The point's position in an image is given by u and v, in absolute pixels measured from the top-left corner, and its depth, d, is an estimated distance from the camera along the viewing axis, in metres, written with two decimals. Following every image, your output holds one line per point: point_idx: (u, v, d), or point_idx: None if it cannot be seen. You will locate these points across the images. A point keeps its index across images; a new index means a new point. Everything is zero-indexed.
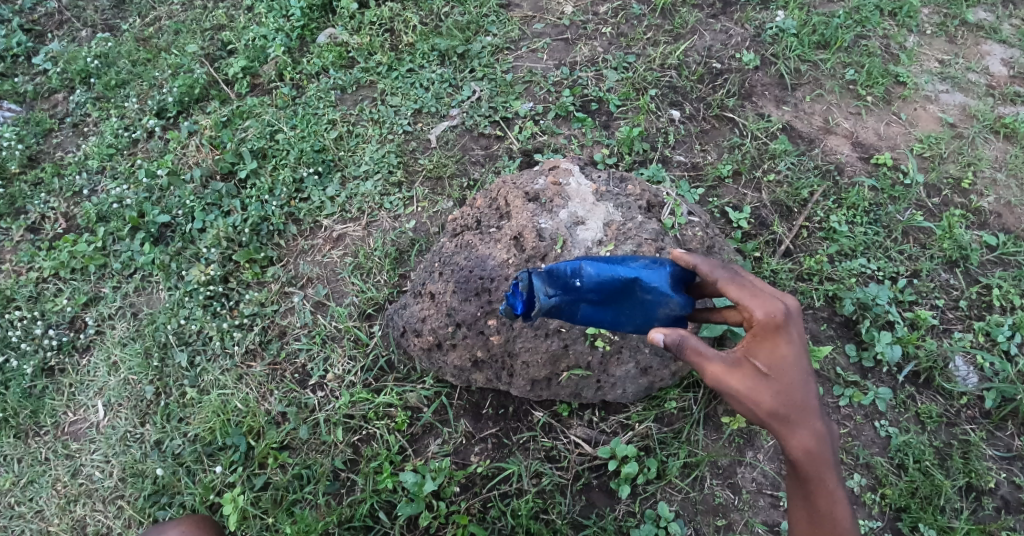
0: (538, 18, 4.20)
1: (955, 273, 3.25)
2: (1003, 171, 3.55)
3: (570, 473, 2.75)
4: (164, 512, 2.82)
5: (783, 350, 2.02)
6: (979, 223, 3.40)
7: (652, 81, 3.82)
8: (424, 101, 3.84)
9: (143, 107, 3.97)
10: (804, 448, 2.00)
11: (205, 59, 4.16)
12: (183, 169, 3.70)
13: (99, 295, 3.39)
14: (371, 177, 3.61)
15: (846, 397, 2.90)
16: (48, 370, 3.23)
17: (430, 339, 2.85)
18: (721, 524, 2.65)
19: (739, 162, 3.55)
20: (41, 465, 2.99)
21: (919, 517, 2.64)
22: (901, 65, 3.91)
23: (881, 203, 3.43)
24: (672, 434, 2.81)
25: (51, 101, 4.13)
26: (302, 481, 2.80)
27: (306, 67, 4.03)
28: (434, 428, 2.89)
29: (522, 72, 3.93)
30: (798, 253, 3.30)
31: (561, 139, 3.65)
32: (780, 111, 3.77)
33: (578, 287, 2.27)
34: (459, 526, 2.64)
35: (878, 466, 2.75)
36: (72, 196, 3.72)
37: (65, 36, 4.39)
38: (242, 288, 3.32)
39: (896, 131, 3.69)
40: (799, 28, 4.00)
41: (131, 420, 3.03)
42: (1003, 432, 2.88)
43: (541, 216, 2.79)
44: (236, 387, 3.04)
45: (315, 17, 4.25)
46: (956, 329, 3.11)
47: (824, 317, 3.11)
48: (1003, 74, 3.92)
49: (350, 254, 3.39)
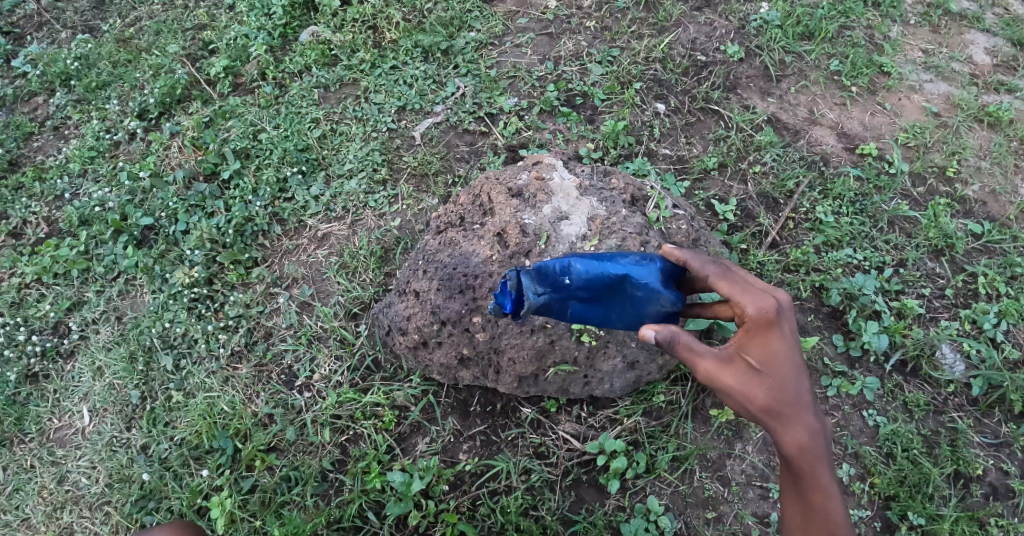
0: (522, 13, 4.17)
1: (941, 261, 3.26)
2: (987, 160, 3.56)
3: (560, 468, 2.75)
4: (150, 517, 2.79)
5: (775, 345, 2.02)
6: (964, 212, 3.41)
7: (636, 75, 3.81)
8: (408, 98, 3.82)
9: (124, 109, 3.93)
10: (798, 443, 2.00)
11: (187, 59, 4.11)
12: (165, 170, 3.67)
13: (82, 300, 3.36)
14: (355, 176, 3.59)
15: (834, 387, 2.90)
16: (32, 376, 3.19)
17: (415, 337, 2.84)
18: (711, 516, 2.65)
19: (724, 154, 3.55)
20: (26, 473, 2.95)
21: (908, 506, 2.65)
22: (885, 56, 3.91)
23: (868, 193, 3.42)
24: (661, 427, 2.80)
25: (31, 104, 4.08)
26: (290, 483, 2.78)
27: (288, 66, 3.98)
28: (422, 427, 2.87)
29: (506, 68, 3.91)
30: (784, 244, 3.30)
31: (546, 134, 3.64)
32: (765, 103, 3.77)
33: (568, 285, 2.28)
34: (449, 525, 2.63)
35: (867, 456, 2.76)
36: (53, 200, 3.67)
37: (44, 38, 4.34)
38: (227, 289, 3.29)
39: (881, 122, 3.70)
40: (784, 19, 3.99)
41: (117, 425, 3.01)
42: (991, 419, 2.89)
43: (525, 213, 2.79)
44: (222, 389, 3.02)
45: (297, 15, 4.20)
46: (942, 317, 3.12)
47: (811, 308, 3.11)
48: (987, 62, 3.93)
49: (336, 253, 3.38)
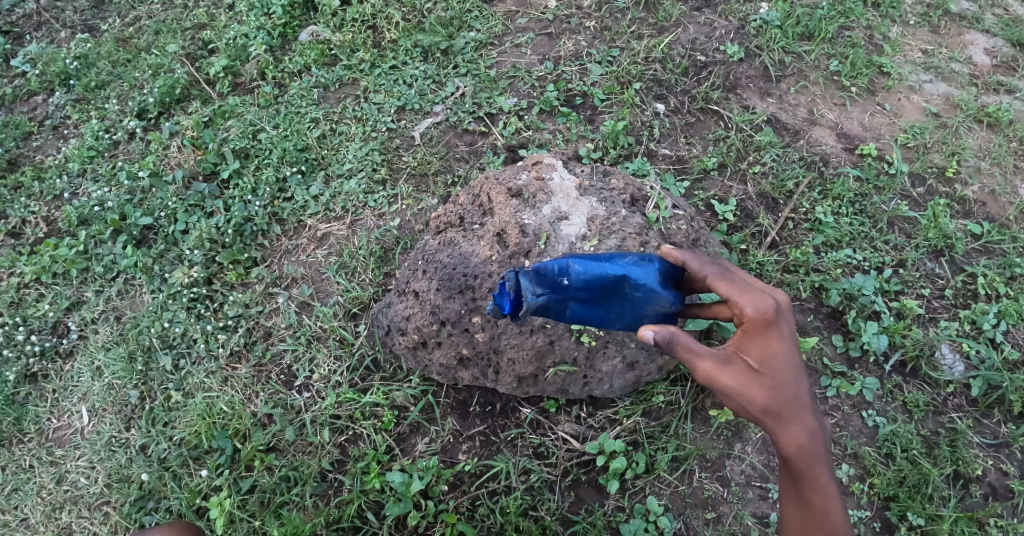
0: (522, 13, 4.16)
1: (940, 261, 3.26)
2: (986, 160, 3.56)
3: (559, 469, 2.74)
4: (149, 517, 2.79)
5: (774, 345, 2.02)
6: (963, 212, 3.42)
7: (636, 75, 3.81)
8: (408, 98, 3.81)
9: (123, 109, 3.93)
10: (797, 443, 2.00)
11: (186, 58, 4.10)
12: (165, 170, 3.67)
13: (81, 300, 3.35)
14: (355, 175, 3.59)
15: (833, 387, 2.90)
16: (31, 376, 3.19)
17: (415, 337, 2.84)
18: (710, 516, 2.65)
19: (724, 154, 3.55)
20: (25, 473, 2.95)
21: (907, 506, 2.65)
22: (885, 56, 3.91)
23: (867, 193, 3.42)
24: (661, 427, 2.80)
25: (30, 104, 4.08)
26: (289, 483, 2.78)
27: (287, 66, 3.98)
28: (422, 427, 2.87)
29: (506, 68, 3.91)
30: (784, 244, 3.30)
31: (546, 133, 3.63)
32: (765, 103, 3.77)
33: (567, 286, 2.26)
34: (448, 526, 2.63)
35: (867, 456, 2.76)
36: (52, 199, 3.67)
37: (44, 37, 4.34)
38: (226, 289, 3.29)
39: (881, 122, 3.70)
40: (783, 19, 3.99)
41: (116, 425, 3.00)
42: (990, 419, 2.89)
43: (525, 213, 2.79)
44: (222, 389, 3.02)
45: (296, 15, 4.20)
46: (942, 317, 3.12)
47: (810, 308, 3.11)
48: (987, 63, 3.93)
49: (335, 253, 3.38)
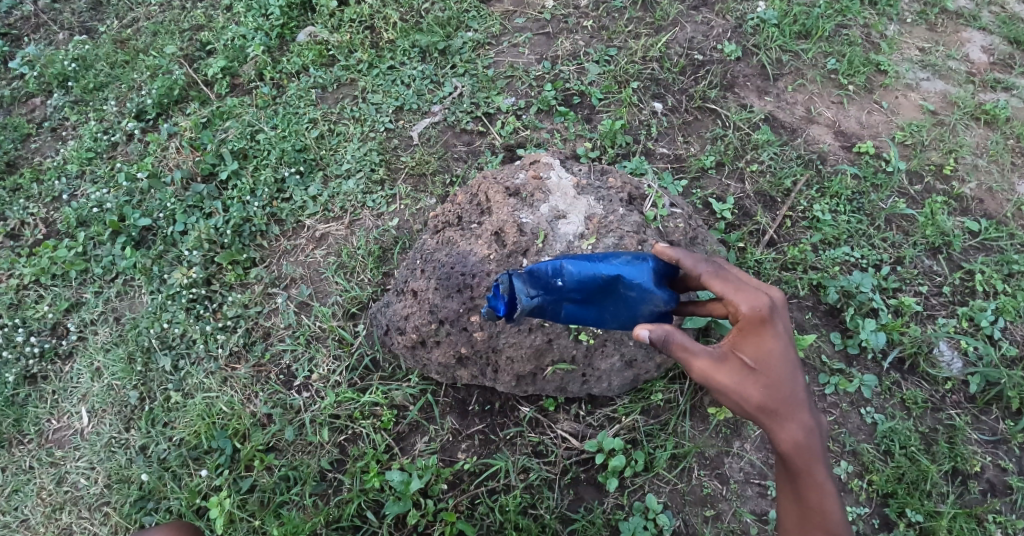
0: (519, 12, 4.17)
1: (938, 259, 3.27)
2: (984, 157, 3.57)
3: (558, 467, 2.75)
4: (150, 518, 2.79)
5: (769, 343, 2.03)
6: (961, 209, 3.42)
7: (634, 73, 3.81)
8: (405, 98, 3.82)
9: (121, 110, 3.94)
10: (793, 441, 2.00)
11: (184, 59, 4.11)
12: (163, 171, 3.68)
13: (80, 301, 3.36)
14: (353, 176, 3.59)
15: (831, 385, 2.91)
16: (30, 378, 3.19)
17: (413, 337, 2.84)
18: (709, 514, 2.65)
19: (721, 153, 3.55)
20: (25, 474, 2.95)
21: (906, 503, 2.65)
22: (882, 54, 3.91)
23: (864, 191, 3.43)
24: (659, 425, 2.81)
25: (28, 105, 4.08)
26: (289, 482, 2.79)
27: (285, 67, 3.99)
28: (421, 426, 2.88)
29: (503, 67, 3.92)
30: (782, 243, 3.30)
31: (544, 133, 3.64)
32: (762, 102, 3.77)
33: (560, 287, 2.27)
34: (448, 524, 2.64)
35: (865, 453, 2.77)
36: (51, 201, 3.67)
37: (41, 39, 4.34)
38: (225, 290, 3.29)
39: (878, 120, 3.70)
40: (780, 18, 4.00)
41: (116, 425, 3.01)
42: (988, 416, 2.90)
43: (522, 212, 2.79)
44: (221, 389, 3.02)
45: (294, 15, 4.20)
46: (939, 314, 3.12)
47: (808, 306, 3.11)
48: (984, 60, 3.94)
49: (334, 253, 3.38)
